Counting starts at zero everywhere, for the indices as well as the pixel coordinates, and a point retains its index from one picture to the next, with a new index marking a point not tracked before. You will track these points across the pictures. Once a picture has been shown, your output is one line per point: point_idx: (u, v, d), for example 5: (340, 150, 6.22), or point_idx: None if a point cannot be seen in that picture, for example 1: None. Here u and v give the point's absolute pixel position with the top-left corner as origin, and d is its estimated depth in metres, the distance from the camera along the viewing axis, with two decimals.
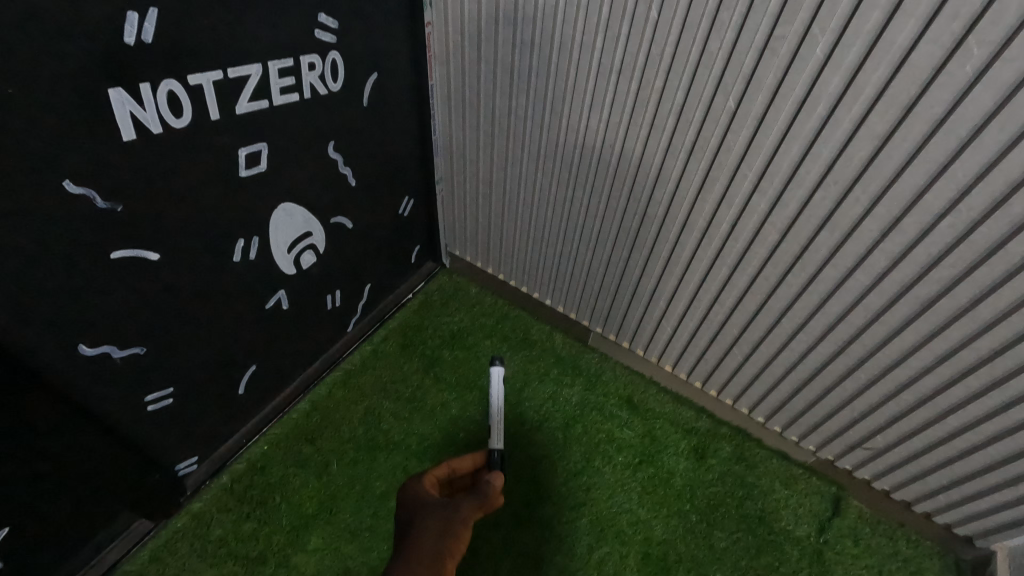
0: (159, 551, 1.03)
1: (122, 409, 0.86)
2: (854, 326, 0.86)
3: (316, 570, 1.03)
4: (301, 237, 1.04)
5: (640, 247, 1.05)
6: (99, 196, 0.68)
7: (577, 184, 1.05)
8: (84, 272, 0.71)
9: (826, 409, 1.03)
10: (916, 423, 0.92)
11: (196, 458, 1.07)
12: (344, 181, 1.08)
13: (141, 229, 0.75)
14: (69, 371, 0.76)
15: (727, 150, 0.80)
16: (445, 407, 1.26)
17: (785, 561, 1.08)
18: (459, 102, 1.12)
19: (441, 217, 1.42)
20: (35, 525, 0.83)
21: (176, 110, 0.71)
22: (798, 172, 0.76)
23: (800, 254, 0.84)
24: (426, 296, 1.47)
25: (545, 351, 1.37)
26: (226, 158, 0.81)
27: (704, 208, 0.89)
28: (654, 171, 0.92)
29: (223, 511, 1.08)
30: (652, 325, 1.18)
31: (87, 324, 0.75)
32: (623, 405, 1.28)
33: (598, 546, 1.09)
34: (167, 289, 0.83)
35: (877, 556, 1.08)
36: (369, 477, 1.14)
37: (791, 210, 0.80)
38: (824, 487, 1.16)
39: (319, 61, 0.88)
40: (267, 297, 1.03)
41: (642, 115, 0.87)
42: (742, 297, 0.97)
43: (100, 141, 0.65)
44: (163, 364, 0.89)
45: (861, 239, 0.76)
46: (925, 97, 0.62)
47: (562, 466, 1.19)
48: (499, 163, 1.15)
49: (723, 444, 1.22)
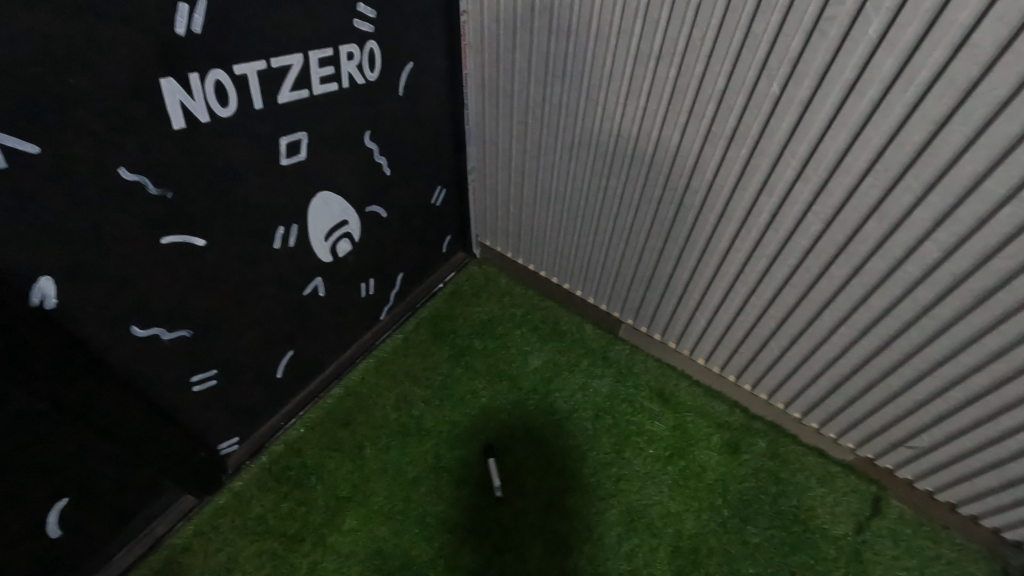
0: (203, 526, 1.08)
1: (169, 388, 0.90)
2: (901, 320, 0.84)
3: (351, 550, 1.06)
4: (337, 225, 1.06)
5: (675, 237, 1.03)
6: (151, 182, 0.71)
7: (612, 173, 1.04)
8: (137, 256, 0.74)
9: (867, 405, 1.00)
10: (966, 421, 0.88)
11: (237, 438, 1.12)
12: (379, 170, 1.09)
13: (188, 216, 0.78)
14: (122, 350, 0.79)
15: (769, 137, 0.78)
16: (475, 395, 1.27)
17: (820, 559, 1.06)
18: (493, 91, 1.12)
19: (472, 206, 1.42)
20: (90, 496, 0.88)
21: (222, 99, 0.73)
22: (845, 159, 0.73)
23: (844, 245, 0.82)
24: (457, 286, 1.48)
25: (575, 342, 1.37)
26: (268, 147, 0.84)
27: (744, 196, 0.87)
28: (691, 160, 0.90)
29: (263, 490, 1.12)
30: (686, 317, 1.16)
31: (139, 307, 0.78)
32: (655, 397, 1.27)
33: (628, 537, 1.09)
34: (212, 274, 0.86)
35: (919, 558, 1.05)
36: (401, 461, 1.17)
37: (837, 199, 0.77)
38: (863, 486, 1.13)
39: (357, 51, 0.89)
40: (305, 285, 1.06)
41: (682, 101, 0.85)
42: (781, 289, 0.94)
43: (153, 130, 0.68)
44: (207, 347, 0.93)
45: (912, 227, 0.74)
46: (986, 79, 0.59)
47: (591, 457, 1.19)
48: (532, 152, 1.14)
49: (757, 439, 1.20)
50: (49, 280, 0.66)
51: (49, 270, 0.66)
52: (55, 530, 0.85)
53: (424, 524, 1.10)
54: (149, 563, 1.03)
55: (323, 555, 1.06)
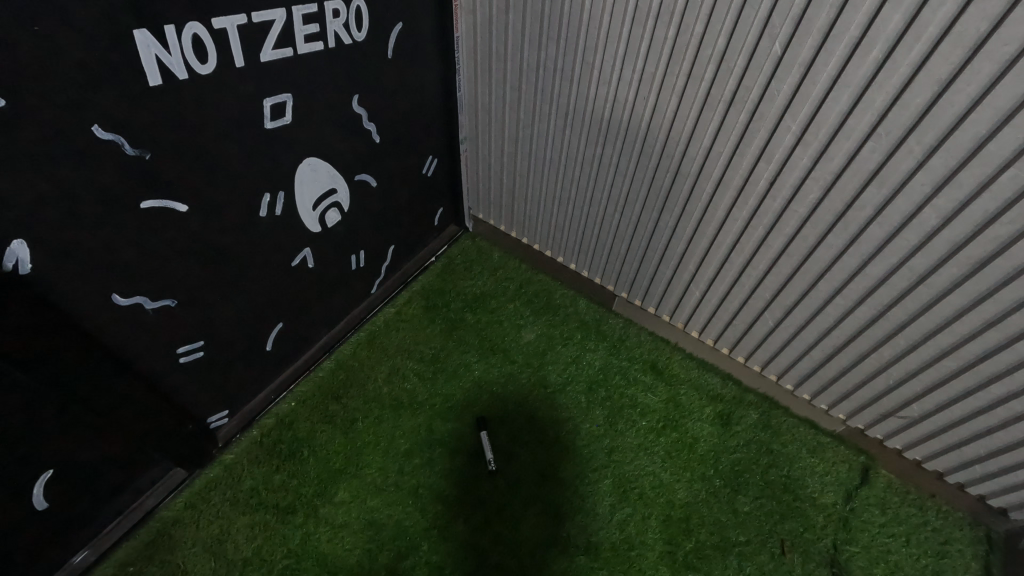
0: (194, 499, 1.07)
1: (154, 359, 0.88)
2: (897, 289, 0.83)
3: (344, 521, 1.06)
4: (325, 194, 1.03)
5: (671, 207, 1.01)
6: (128, 142, 0.68)
7: (607, 141, 1.01)
8: (116, 220, 0.71)
9: (859, 375, 1.00)
10: (957, 390, 0.88)
11: (227, 411, 1.10)
12: (368, 137, 1.06)
13: (168, 180, 0.75)
14: (103, 319, 0.77)
15: (770, 100, 0.76)
16: (468, 369, 1.26)
17: (809, 527, 1.07)
18: (486, 55, 1.08)
19: (465, 178, 1.39)
20: (76, 468, 0.87)
21: (200, 55, 0.70)
22: (847, 123, 0.72)
23: (842, 213, 0.81)
24: (449, 259, 1.45)
25: (569, 316, 1.36)
26: (251, 109, 0.80)
27: (742, 163, 0.85)
28: (689, 126, 0.88)
29: (254, 463, 1.11)
30: (680, 289, 1.16)
31: (119, 274, 0.76)
32: (648, 370, 1.27)
33: (620, 507, 1.09)
34: (195, 241, 0.83)
35: (905, 526, 1.07)
36: (393, 434, 1.16)
37: (837, 164, 0.76)
38: (853, 456, 1.14)
39: (343, 8, 0.86)
40: (293, 255, 1.04)
41: (680, 64, 0.82)
42: (777, 259, 0.93)
43: (127, 86, 0.64)
44: (192, 317, 0.91)
45: (912, 193, 0.72)
46: (996, 35, 0.57)
47: (584, 429, 1.19)
48: (526, 120, 1.11)
49: (749, 411, 1.20)
50: (22, 244, 0.63)
51: (21, 233, 0.63)
52: (41, 501, 0.84)
53: (418, 496, 1.10)
54: (139, 536, 1.02)
55: (316, 526, 1.06)
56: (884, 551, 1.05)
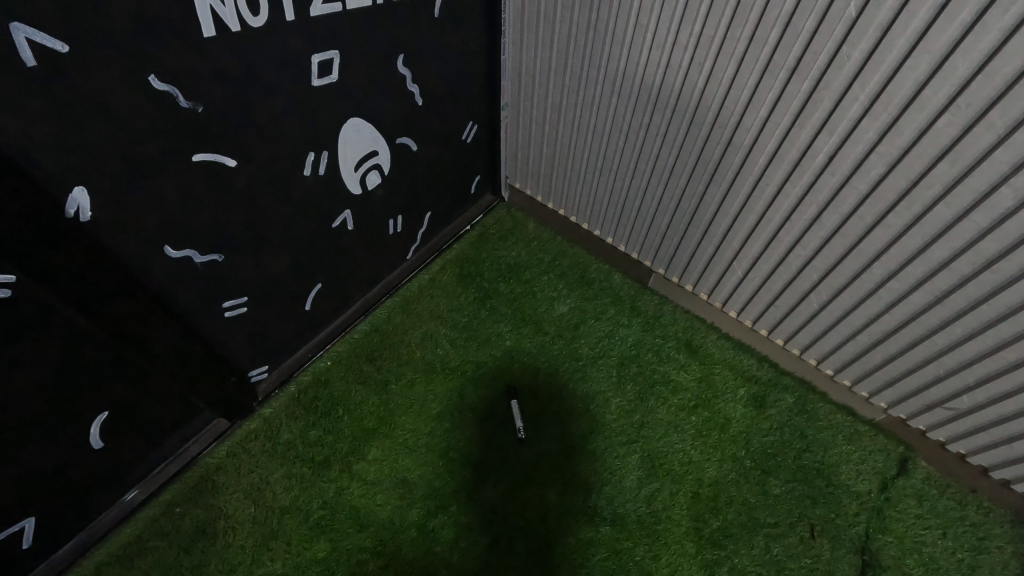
0: (235, 449, 1.11)
1: (202, 312, 0.91)
2: (959, 275, 0.79)
3: (376, 478, 1.10)
4: (367, 155, 1.03)
5: (719, 180, 0.98)
6: (182, 94, 0.68)
7: (656, 110, 0.98)
8: (169, 172, 0.73)
9: (907, 363, 0.97)
10: (1013, 384, 0.84)
11: (267, 366, 1.14)
12: (412, 99, 1.04)
13: (219, 134, 0.76)
14: (155, 270, 0.79)
15: (838, 68, 0.71)
16: (500, 338, 1.27)
17: (841, 513, 1.05)
18: (533, 16, 1.04)
19: (504, 146, 1.37)
20: (129, 410, 0.91)
21: (253, 8, 0.69)
22: (922, 94, 0.67)
23: (906, 191, 0.76)
24: (484, 228, 1.44)
25: (604, 290, 1.34)
26: (299, 66, 0.80)
27: (801, 134, 0.81)
28: (746, 94, 0.84)
29: (291, 418, 1.15)
30: (722, 266, 1.13)
31: (171, 227, 0.78)
32: (682, 349, 1.25)
33: (648, 481, 1.10)
34: (241, 198, 0.85)
35: (942, 519, 1.04)
36: (425, 397, 1.18)
37: (906, 138, 0.72)
38: (892, 446, 1.11)
39: None
40: (335, 217, 1.05)
41: (742, 27, 0.77)
42: (829, 239, 0.90)
43: (182, 36, 0.65)
44: (237, 273, 0.93)
45: (989, 170, 0.68)
46: None
47: (614, 404, 1.18)
48: (572, 86, 1.08)
49: (785, 395, 1.18)
50: (83, 192, 0.65)
51: (82, 180, 0.65)
52: (97, 440, 0.89)
53: (447, 458, 1.12)
54: (184, 480, 1.07)
55: (350, 481, 1.09)
56: (918, 542, 1.03)
